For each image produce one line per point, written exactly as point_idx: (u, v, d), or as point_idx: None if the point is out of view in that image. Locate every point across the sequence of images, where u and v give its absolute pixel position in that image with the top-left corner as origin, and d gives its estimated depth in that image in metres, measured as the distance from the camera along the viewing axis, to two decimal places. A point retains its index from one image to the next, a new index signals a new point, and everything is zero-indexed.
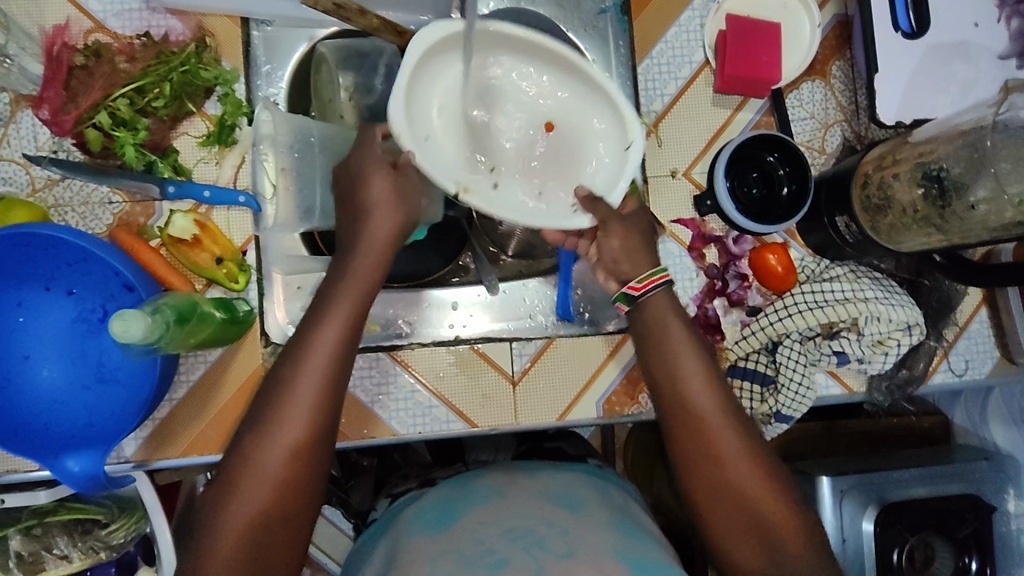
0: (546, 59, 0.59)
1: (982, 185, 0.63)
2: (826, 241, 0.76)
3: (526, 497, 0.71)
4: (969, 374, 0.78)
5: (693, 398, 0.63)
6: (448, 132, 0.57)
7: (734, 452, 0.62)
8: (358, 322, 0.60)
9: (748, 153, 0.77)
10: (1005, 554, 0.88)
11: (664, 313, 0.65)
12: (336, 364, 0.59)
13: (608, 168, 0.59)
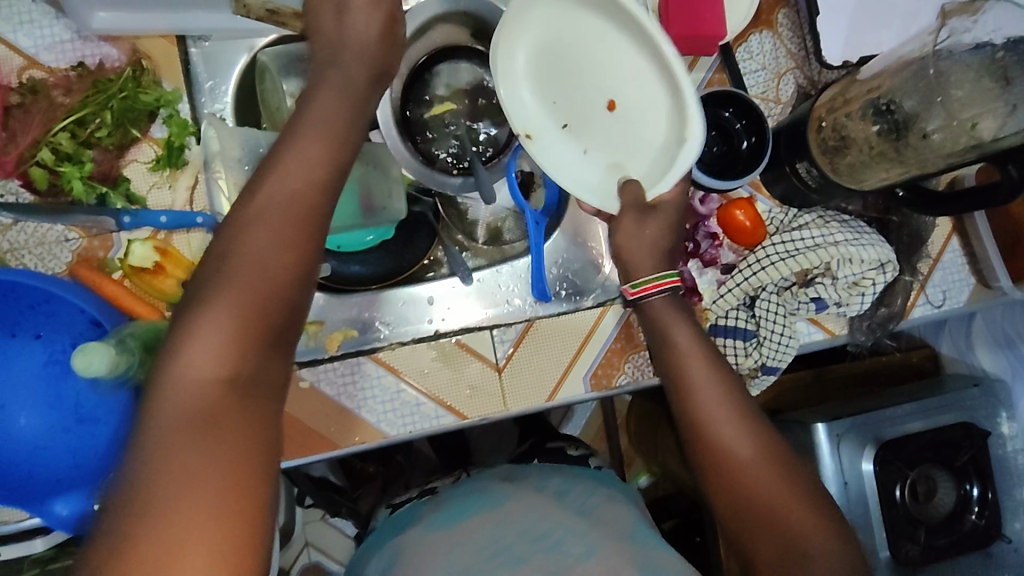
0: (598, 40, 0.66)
1: (934, 116, 0.62)
2: (790, 190, 0.75)
3: (543, 503, 0.71)
4: (947, 304, 0.79)
5: (694, 381, 0.66)
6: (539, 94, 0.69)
7: (738, 444, 0.63)
8: (297, 237, 0.51)
9: (704, 110, 0.76)
10: (1006, 476, 0.91)
11: (666, 316, 0.69)
12: (268, 280, 0.49)
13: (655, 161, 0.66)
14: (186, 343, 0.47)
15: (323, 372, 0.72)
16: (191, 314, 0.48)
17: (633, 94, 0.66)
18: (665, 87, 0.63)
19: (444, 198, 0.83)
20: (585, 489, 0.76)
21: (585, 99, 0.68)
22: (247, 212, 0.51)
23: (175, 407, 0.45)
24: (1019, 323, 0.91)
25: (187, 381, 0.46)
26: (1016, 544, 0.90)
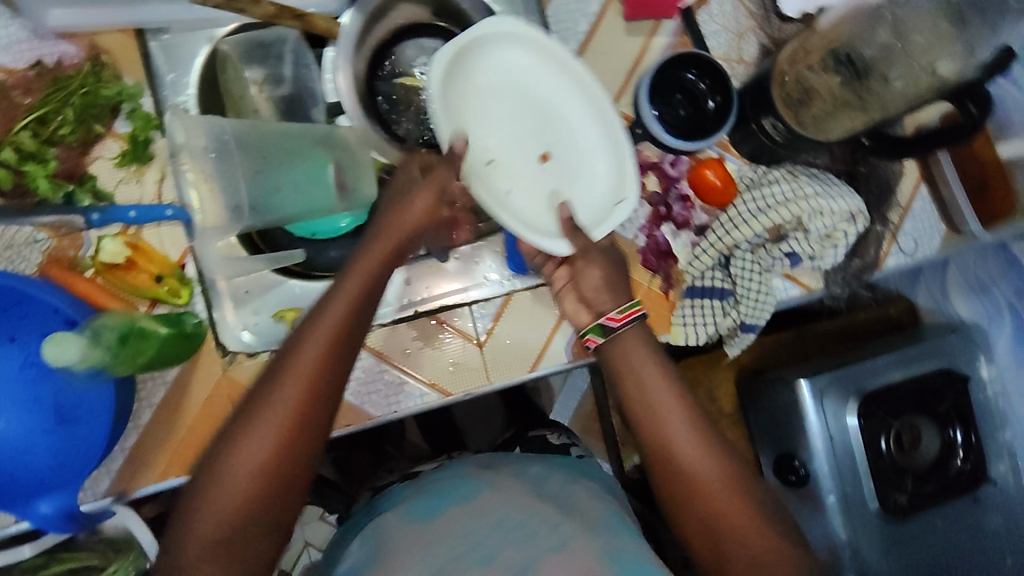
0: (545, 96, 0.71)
1: (895, 63, 0.62)
2: (758, 148, 0.75)
3: (519, 493, 0.71)
4: (919, 250, 0.80)
5: (670, 426, 0.62)
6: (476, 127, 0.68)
7: (713, 477, 0.60)
8: (339, 350, 0.56)
9: (669, 74, 0.76)
10: (989, 419, 0.92)
11: (632, 349, 0.64)
12: (310, 393, 0.55)
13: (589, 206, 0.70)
14: (237, 447, 0.53)
15: None
16: (247, 417, 0.54)
17: (568, 152, 0.72)
18: (602, 143, 0.72)
19: None
20: (562, 477, 0.77)
21: (513, 148, 0.70)
22: (292, 338, 0.57)
23: (219, 505, 0.53)
24: (990, 269, 0.93)
25: (235, 483, 0.53)
26: (1001, 485, 0.92)
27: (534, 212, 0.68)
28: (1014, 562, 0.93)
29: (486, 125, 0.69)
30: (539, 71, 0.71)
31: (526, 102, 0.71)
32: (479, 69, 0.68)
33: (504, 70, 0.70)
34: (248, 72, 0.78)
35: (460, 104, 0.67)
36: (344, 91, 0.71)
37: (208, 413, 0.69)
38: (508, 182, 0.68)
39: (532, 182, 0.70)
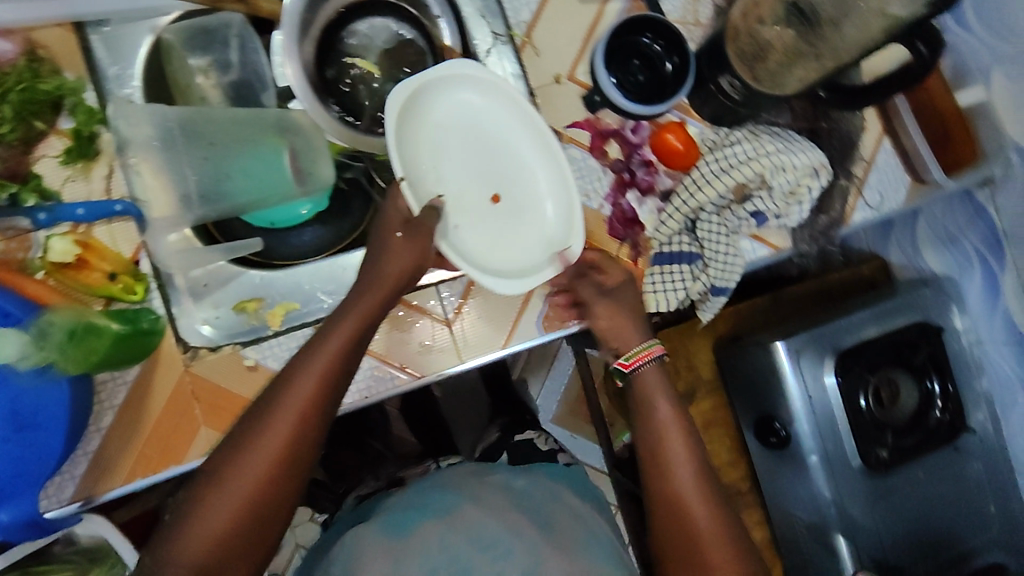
0: (500, 136, 0.71)
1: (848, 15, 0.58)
2: (718, 110, 0.74)
3: (499, 505, 0.79)
4: (886, 203, 0.80)
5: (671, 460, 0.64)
6: (429, 163, 0.68)
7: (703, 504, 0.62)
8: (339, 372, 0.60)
9: (623, 39, 0.75)
10: (965, 369, 0.92)
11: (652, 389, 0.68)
12: (308, 412, 0.58)
13: (540, 252, 0.70)
14: (238, 457, 0.56)
15: (268, 348, 0.70)
16: (248, 430, 0.57)
17: (523, 192, 0.71)
18: (556, 187, 0.70)
19: (375, 164, 0.79)
20: (543, 493, 0.85)
21: (467, 185, 0.70)
22: (286, 372, 0.60)
23: (217, 512, 0.55)
24: (958, 220, 0.90)
25: (234, 489, 0.55)
26: (980, 434, 0.92)
27: (483, 253, 0.67)
28: (997, 509, 0.93)
29: (441, 162, 0.69)
30: (493, 110, 0.71)
31: (480, 140, 0.71)
32: (434, 106, 0.68)
33: (460, 108, 0.70)
34: (191, 60, 0.76)
35: (411, 138, 0.67)
36: (294, 75, 0.69)
37: (173, 410, 0.68)
38: (459, 220, 0.68)
39: (483, 221, 0.69)
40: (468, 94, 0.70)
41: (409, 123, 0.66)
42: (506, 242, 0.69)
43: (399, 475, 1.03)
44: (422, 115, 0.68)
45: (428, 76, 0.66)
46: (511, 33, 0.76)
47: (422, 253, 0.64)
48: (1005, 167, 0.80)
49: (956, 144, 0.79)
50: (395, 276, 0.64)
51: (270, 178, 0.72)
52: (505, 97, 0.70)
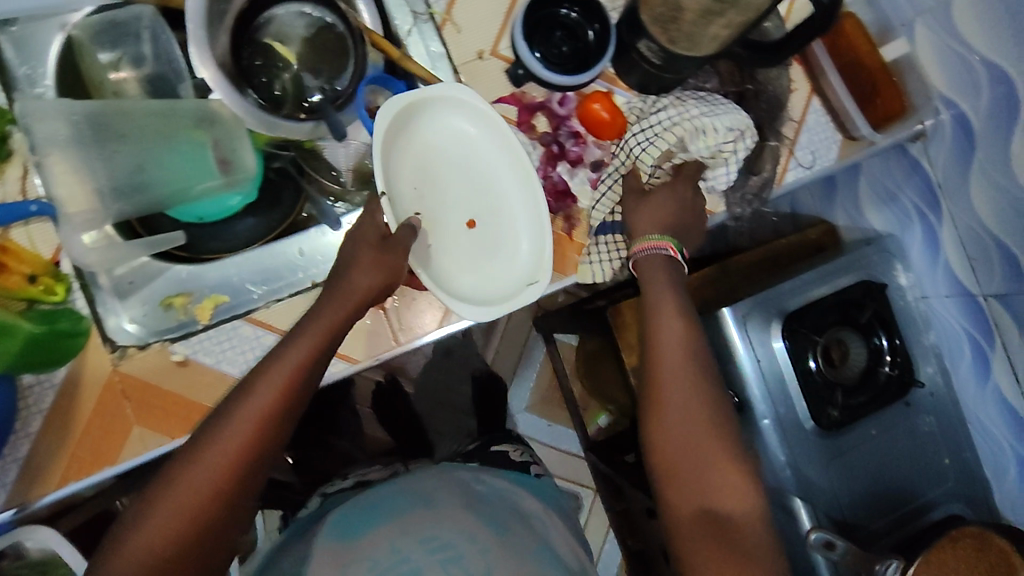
0: (483, 165, 0.72)
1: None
2: (643, 78, 0.74)
3: (449, 509, 0.78)
4: (819, 163, 0.79)
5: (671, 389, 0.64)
6: (411, 182, 0.69)
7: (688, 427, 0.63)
8: (316, 358, 0.61)
9: (542, 11, 0.74)
10: (910, 325, 0.92)
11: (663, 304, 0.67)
12: (284, 394, 0.58)
13: (503, 285, 0.70)
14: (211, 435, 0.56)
15: (197, 342, 0.69)
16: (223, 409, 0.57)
17: (499, 226, 0.71)
18: (530, 223, 0.71)
19: (301, 152, 0.78)
20: (502, 502, 0.85)
21: (446, 209, 0.71)
22: (254, 372, 0.59)
23: (187, 486, 0.54)
24: (895, 176, 0.93)
25: (206, 463, 0.55)
26: (930, 387, 0.92)
27: (451, 275, 0.69)
28: (951, 461, 0.94)
29: (425, 182, 0.70)
30: (487, 146, 0.71)
31: (465, 169, 0.71)
32: (424, 123, 0.69)
33: (453, 136, 0.71)
34: (100, 55, 0.73)
35: (397, 153, 0.67)
36: (209, 70, 0.67)
37: (103, 411, 0.67)
38: (433, 239, 0.69)
39: (456, 246, 0.70)
40: (462, 121, 0.71)
41: (395, 137, 0.67)
42: (472, 270, 0.70)
43: (363, 476, 1.03)
44: (411, 133, 0.69)
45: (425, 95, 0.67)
46: (431, 10, 0.75)
47: (391, 272, 0.64)
48: (934, 118, 0.80)
49: (884, 96, 0.80)
50: (363, 291, 0.64)
51: (191, 168, 0.71)
52: (501, 136, 0.70)
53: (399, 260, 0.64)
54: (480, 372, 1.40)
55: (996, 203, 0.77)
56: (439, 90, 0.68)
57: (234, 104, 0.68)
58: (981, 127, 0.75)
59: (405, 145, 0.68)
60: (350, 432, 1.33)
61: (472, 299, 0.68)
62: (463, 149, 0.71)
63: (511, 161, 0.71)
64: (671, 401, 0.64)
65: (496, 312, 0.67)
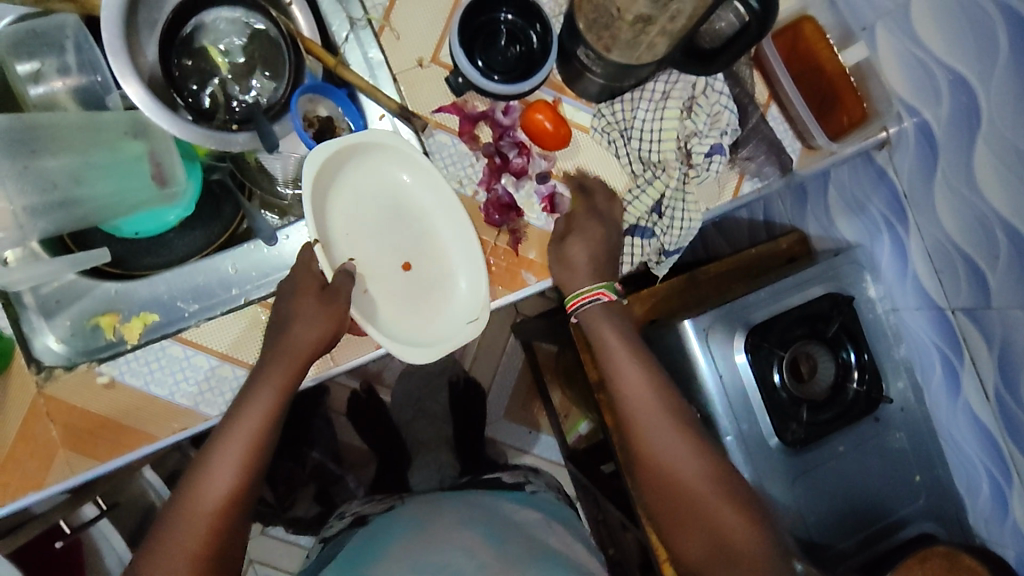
0: (416, 207, 0.71)
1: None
2: (587, 84, 0.71)
3: (451, 528, 0.82)
4: (776, 175, 0.76)
5: (653, 442, 0.74)
6: (343, 227, 0.69)
7: (657, 447, 0.73)
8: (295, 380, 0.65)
9: (481, 17, 0.71)
10: (879, 337, 0.89)
11: (600, 328, 0.76)
12: (270, 417, 0.64)
13: (443, 327, 0.71)
14: (212, 468, 0.63)
15: (125, 362, 0.66)
16: (219, 436, 0.64)
17: (433, 265, 0.72)
18: (468, 267, 0.71)
19: (238, 165, 0.77)
20: (479, 523, 0.84)
21: (378, 252, 0.71)
22: (238, 401, 0.65)
23: (208, 508, 0.62)
24: (863, 186, 0.88)
25: (217, 488, 0.63)
26: (900, 403, 0.89)
27: (391, 319, 0.69)
28: (923, 478, 0.90)
29: (356, 227, 0.70)
30: (417, 186, 0.71)
31: (396, 209, 0.71)
32: (353, 168, 0.69)
33: (381, 177, 0.71)
34: (19, 68, 0.71)
35: (325, 203, 0.67)
36: (134, 88, 0.64)
37: (28, 436, 0.65)
38: (369, 284, 0.70)
39: (393, 289, 0.71)
40: (392, 164, 0.70)
41: (322, 185, 0.66)
42: (411, 312, 0.70)
43: (361, 512, 1.01)
44: (340, 179, 0.69)
45: (350, 141, 0.66)
46: (368, 16, 0.72)
47: (339, 320, 0.64)
48: (899, 124, 0.77)
49: (846, 107, 0.77)
50: (310, 345, 0.64)
51: (122, 184, 0.69)
52: (428, 175, 0.70)
53: (343, 309, 0.64)
54: (458, 378, 1.32)
55: (963, 216, 0.73)
56: (365, 134, 0.67)
57: (166, 123, 0.64)
58: (943, 136, 0.72)
59: (335, 193, 0.68)
60: (324, 440, 1.28)
61: (413, 340, 0.68)
62: (397, 192, 0.71)
63: (439, 200, 0.70)
64: (659, 458, 0.73)
65: (437, 353, 0.68)
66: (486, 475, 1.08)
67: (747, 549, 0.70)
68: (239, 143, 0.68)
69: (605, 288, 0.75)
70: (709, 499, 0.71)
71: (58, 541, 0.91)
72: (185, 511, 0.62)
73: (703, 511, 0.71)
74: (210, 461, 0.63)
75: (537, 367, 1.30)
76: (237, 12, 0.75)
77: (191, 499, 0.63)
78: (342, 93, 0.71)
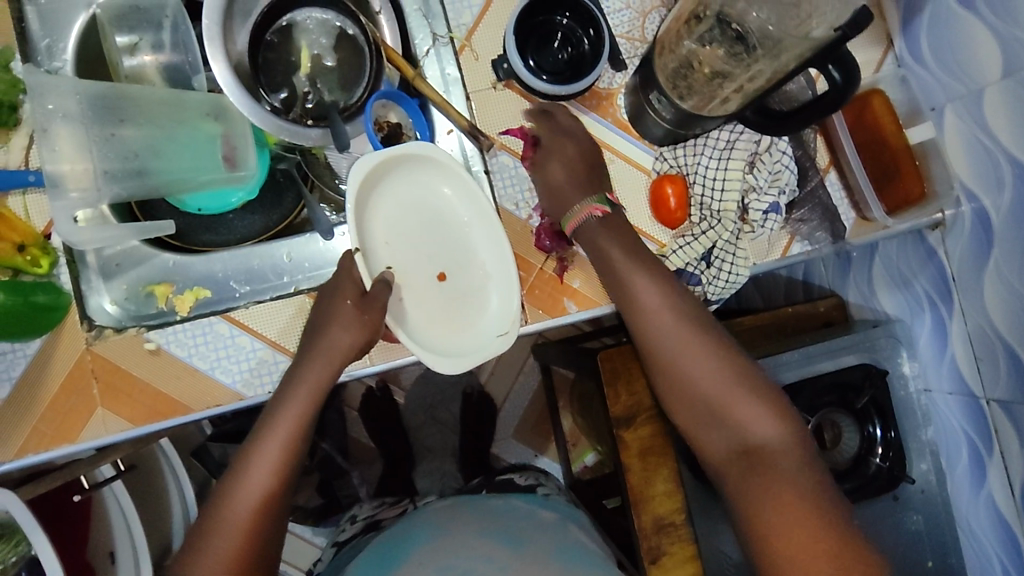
0: (454, 218, 0.73)
1: (782, 56, 0.58)
2: (652, 128, 0.73)
3: (465, 537, 0.82)
4: (823, 243, 0.76)
5: (674, 347, 0.69)
6: (384, 234, 0.71)
7: (685, 353, 0.69)
8: (317, 401, 0.66)
9: (539, 16, 0.75)
10: (908, 415, 0.88)
11: (604, 241, 0.70)
12: (300, 431, 0.65)
13: (476, 340, 0.70)
14: (246, 479, 0.63)
15: (172, 333, 0.68)
16: (251, 450, 0.65)
17: (468, 279, 0.73)
18: (501, 283, 0.71)
19: (306, 159, 0.80)
20: (488, 531, 0.84)
21: (415, 261, 0.72)
22: (267, 414, 0.66)
23: (242, 516, 0.62)
24: (910, 262, 0.87)
25: (250, 498, 0.63)
26: (921, 485, 0.88)
27: (424, 329, 0.69)
28: (934, 564, 0.87)
29: (397, 236, 0.72)
30: (457, 202, 0.73)
31: (436, 223, 0.73)
32: (398, 180, 0.71)
33: (425, 190, 0.72)
34: (118, 38, 0.76)
35: (367, 210, 0.69)
36: (220, 73, 0.67)
37: (70, 389, 0.67)
38: (403, 293, 0.71)
39: (425, 300, 0.71)
40: (435, 175, 0.72)
41: (366, 191, 0.68)
42: (443, 322, 0.71)
43: (372, 518, 1.01)
44: (385, 186, 0.71)
45: (395, 150, 0.68)
46: (450, 35, 0.75)
47: (372, 330, 0.65)
48: (955, 209, 0.78)
49: (905, 182, 0.78)
50: (344, 349, 0.66)
51: (195, 162, 0.72)
52: (469, 191, 0.71)
53: (377, 318, 0.65)
54: (473, 390, 1.33)
55: (1010, 305, 0.74)
56: (410, 144, 0.69)
57: (246, 110, 0.68)
58: (1002, 227, 0.72)
59: (380, 201, 0.71)
60: (335, 433, 1.30)
61: (445, 351, 0.68)
62: (438, 206, 0.73)
63: (478, 216, 0.71)
64: (678, 363, 0.69)
65: (463, 365, 0.67)
66: (501, 478, 1.09)
67: (769, 445, 0.67)
68: (307, 139, 0.70)
69: (597, 203, 0.70)
70: (732, 404, 0.68)
71: (76, 495, 0.92)
72: (221, 524, 0.62)
73: (730, 415, 0.68)
74: (244, 470, 0.64)
75: (552, 395, 1.31)
76: (327, 18, 0.79)
77: (230, 509, 0.62)
78: (413, 101, 0.73)
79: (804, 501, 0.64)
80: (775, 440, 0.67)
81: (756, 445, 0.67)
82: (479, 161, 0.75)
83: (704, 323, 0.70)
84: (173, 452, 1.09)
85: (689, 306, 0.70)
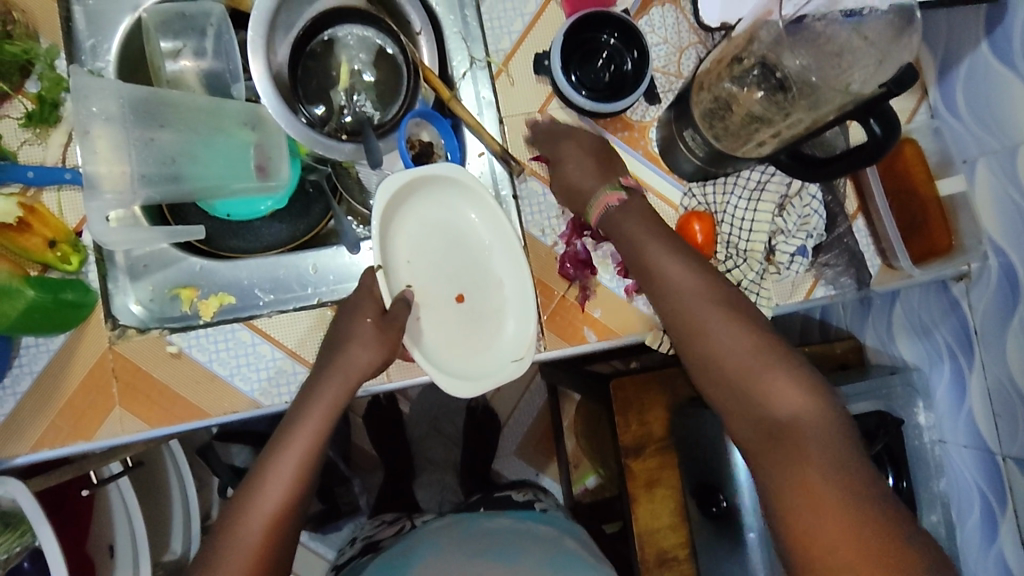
0: (477, 240, 0.73)
1: (824, 104, 0.59)
2: (681, 164, 0.73)
3: (467, 557, 0.82)
4: (846, 289, 0.76)
5: (703, 319, 0.65)
6: (405, 251, 0.71)
7: (711, 328, 0.64)
8: (334, 416, 0.67)
9: (586, 33, 0.74)
10: (919, 465, 0.87)
11: (625, 219, 0.69)
12: (315, 445, 0.66)
13: (489, 365, 0.70)
14: (261, 492, 0.63)
15: (194, 336, 0.69)
16: (267, 463, 0.65)
17: (486, 302, 0.73)
18: (518, 309, 0.71)
19: (336, 171, 0.81)
20: (488, 549, 0.83)
21: (434, 281, 0.72)
22: (284, 426, 0.66)
23: (254, 530, 0.62)
24: (931, 311, 0.87)
25: (263, 511, 0.63)
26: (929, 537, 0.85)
27: (439, 349, 0.70)
28: None
29: (419, 256, 0.72)
30: (480, 226, 0.73)
31: (458, 246, 0.73)
32: (423, 199, 0.71)
33: (450, 211, 0.73)
34: (162, 42, 0.76)
35: (393, 227, 0.70)
36: (259, 84, 0.68)
37: (90, 386, 0.67)
38: (421, 313, 0.71)
39: (442, 321, 0.72)
40: (461, 196, 0.72)
41: (393, 208, 0.69)
42: (457, 343, 0.71)
43: (372, 538, 1.01)
44: (410, 204, 0.71)
45: (424, 171, 0.68)
46: (488, 59, 0.75)
47: (391, 347, 0.66)
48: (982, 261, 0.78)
49: (933, 236, 0.77)
50: (364, 366, 0.66)
51: (227, 169, 0.72)
52: (493, 216, 0.71)
53: (396, 337, 0.66)
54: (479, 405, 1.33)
55: None
56: (439, 166, 0.69)
57: (282, 120, 0.68)
58: None
59: (407, 219, 0.71)
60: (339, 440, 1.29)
61: (460, 373, 0.68)
62: (462, 228, 0.73)
63: (500, 241, 0.71)
64: (702, 339, 0.65)
65: (477, 390, 0.67)
66: (500, 493, 1.09)
67: (798, 423, 0.59)
68: (341, 154, 0.71)
69: (613, 190, 0.70)
70: (760, 380, 0.62)
71: (83, 491, 0.93)
72: (232, 537, 0.62)
73: (758, 393, 0.61)
74: (259, 482, 0.64)
75: (558, 417, 1.30)
76: (370, 33, 0.78)
77: (243, 522, 0.62)
78: (444, 120, 0.73)
79: (832, 484, 0.54)
80: (805, 415, 0.59)
81: (783, 425, 0.59)
82: (510, 187, 0.75)
83: (739, 304, 0.66)
84: (179, 452, 1.09)
85: (721, 285, 0.66)
